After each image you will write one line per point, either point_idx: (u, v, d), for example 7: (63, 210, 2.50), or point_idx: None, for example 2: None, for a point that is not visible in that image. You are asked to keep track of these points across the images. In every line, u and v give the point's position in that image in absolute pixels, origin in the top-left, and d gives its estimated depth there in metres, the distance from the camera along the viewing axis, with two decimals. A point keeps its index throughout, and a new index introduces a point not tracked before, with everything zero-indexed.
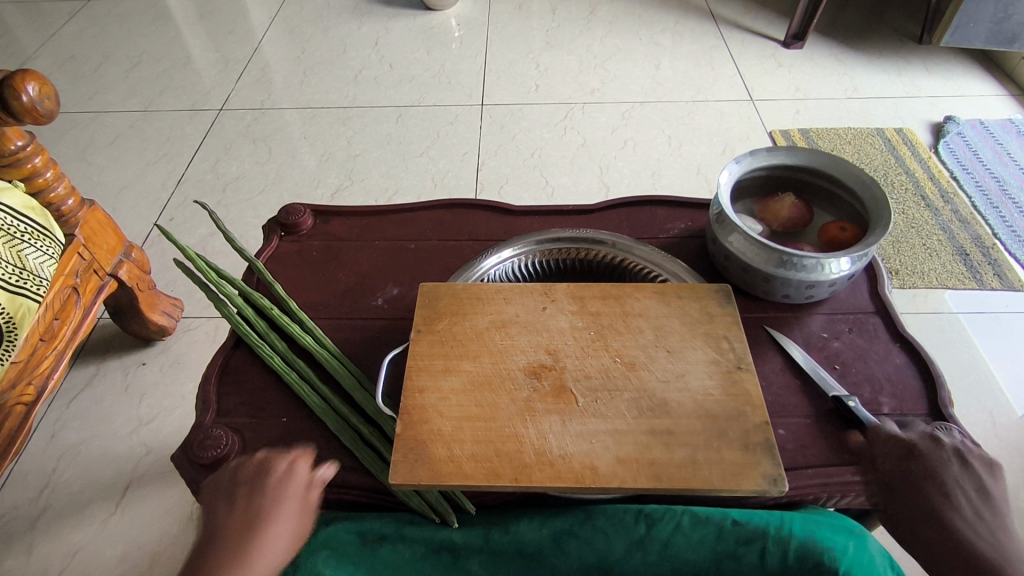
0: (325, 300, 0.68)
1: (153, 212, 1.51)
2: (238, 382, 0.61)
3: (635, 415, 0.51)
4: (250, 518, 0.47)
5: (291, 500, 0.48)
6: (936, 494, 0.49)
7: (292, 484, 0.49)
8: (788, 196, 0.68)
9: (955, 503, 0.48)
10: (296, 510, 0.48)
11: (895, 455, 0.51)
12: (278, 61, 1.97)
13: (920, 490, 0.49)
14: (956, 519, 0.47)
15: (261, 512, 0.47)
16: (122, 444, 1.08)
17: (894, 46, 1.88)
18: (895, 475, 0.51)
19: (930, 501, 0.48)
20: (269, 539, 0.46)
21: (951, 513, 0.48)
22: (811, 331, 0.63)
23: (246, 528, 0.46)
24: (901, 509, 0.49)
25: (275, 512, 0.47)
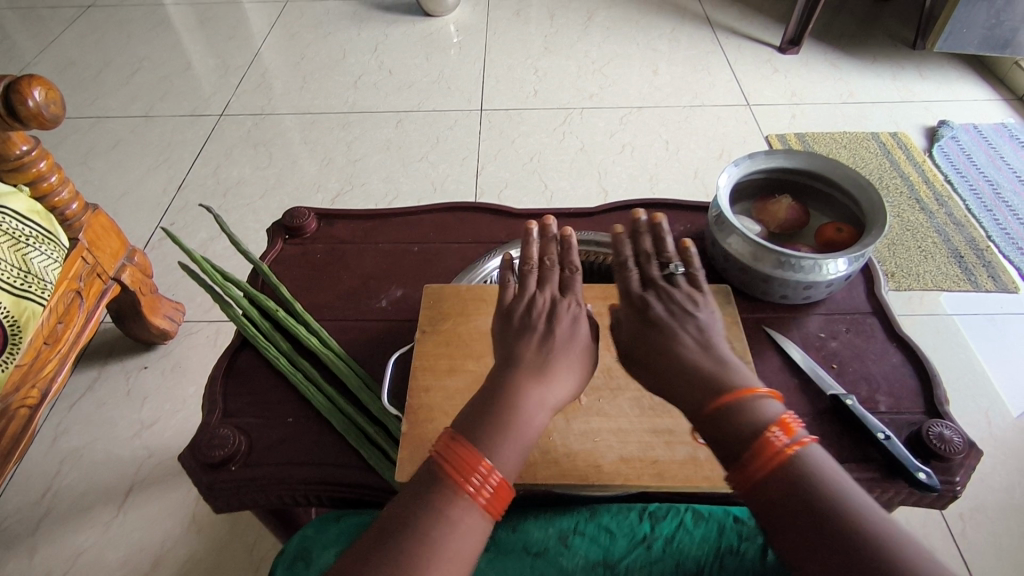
0: (330, 302, 0.69)
1: (154, 217, 1.52)
2: (244, 382, 0.62)
3: (638, 413, 0.52)
4: (538, 359, 0.47)
5: (577, 348, 0.49)
6: (666, 336, 0.48)
7: (576, 333, 0.50)
8: (786, 198, 0.69)
9: (683, 340, 0.48)
10: (580, 357, 0.49)
11: (632, 308, 0.51)
12: (278, 66, 1.99)
13: (653, 336, 0.49)
14: (686, 353, 0.47)
15: (555, 357, 0.48)
16: (124, 447, 1.08)
17: (888, 51, 1.90)
18: (635, 326, 0.50)
19: (663, 344, 0.48)
20: (551, 383, 0.46)
21: (682, 348, 0.47)
22: (809, 331, 0.64)
23: (537, 367, 0.47)
24: (640, 359, 0.49)
25: (563, 358, 0.48)
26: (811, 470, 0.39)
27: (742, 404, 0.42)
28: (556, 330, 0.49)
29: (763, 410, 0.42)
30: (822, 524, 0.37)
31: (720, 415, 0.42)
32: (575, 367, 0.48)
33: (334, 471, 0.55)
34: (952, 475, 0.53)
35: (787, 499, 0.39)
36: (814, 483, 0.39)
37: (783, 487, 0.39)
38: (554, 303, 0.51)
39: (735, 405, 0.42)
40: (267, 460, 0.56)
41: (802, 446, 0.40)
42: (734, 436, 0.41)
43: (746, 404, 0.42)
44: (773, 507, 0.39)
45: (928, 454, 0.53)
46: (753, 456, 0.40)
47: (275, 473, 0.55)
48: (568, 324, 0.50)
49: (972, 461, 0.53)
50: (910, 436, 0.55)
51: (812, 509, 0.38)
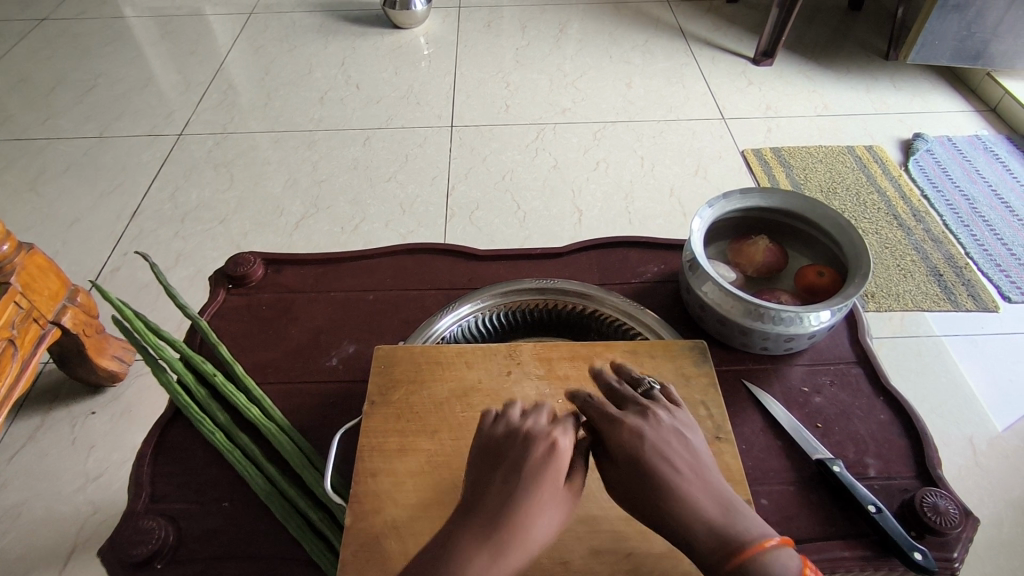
0: (274, 362, 0.63)
1: (107, 245, 1.44)
2: (175, 461, 0.56)
3: (608, 497, 0.47)
4: (496, 509, 0.34)
5: (550, 498, 0.35)
6: (651, 457, 0.37)
7: (555, 475, 0.36)
8: (762, 240, 0.65)
9: (674, 463, 0.36)
10: (553, 514, 0.35)
11: (606, 417, 0.40)
12: (241, 81, 1.91)
13: (637, 455, 0.37)
14: (680, 482, 0.35)
15: (515, 505, 0.35)
16: (67, 503, 1.01)
17: (862, 61, 1.89)
18: (611, 444, 0.39)
19: (649, 468, 0.36)
20: (504, 551, 0.33)
21: (672, 474, 0.36)
22: (792, 384, 0.60)
23: (492, 520, 0.34)
24: (624, 488, 0.37)
25: (526, 509, 0.35)
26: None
27: (771, 567, 0.32)
28: (526, 469, 0.36)
29: (792, 570, 0.31)
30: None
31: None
32: (547, 529, 0.35)
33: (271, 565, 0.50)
34: (948, 550, 0.48)
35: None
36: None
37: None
38: (533, 433, 0.39)
39: (761, 567, 0.31)
40: (197, 553, 0.51)
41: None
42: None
43: (772, 564, 0.32)
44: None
45: (922, 528, 0.49)
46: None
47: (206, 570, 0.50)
48: (541, 462, 0.37)
49: (969, 533, 0.49)
50: (902, 506, 0.51)
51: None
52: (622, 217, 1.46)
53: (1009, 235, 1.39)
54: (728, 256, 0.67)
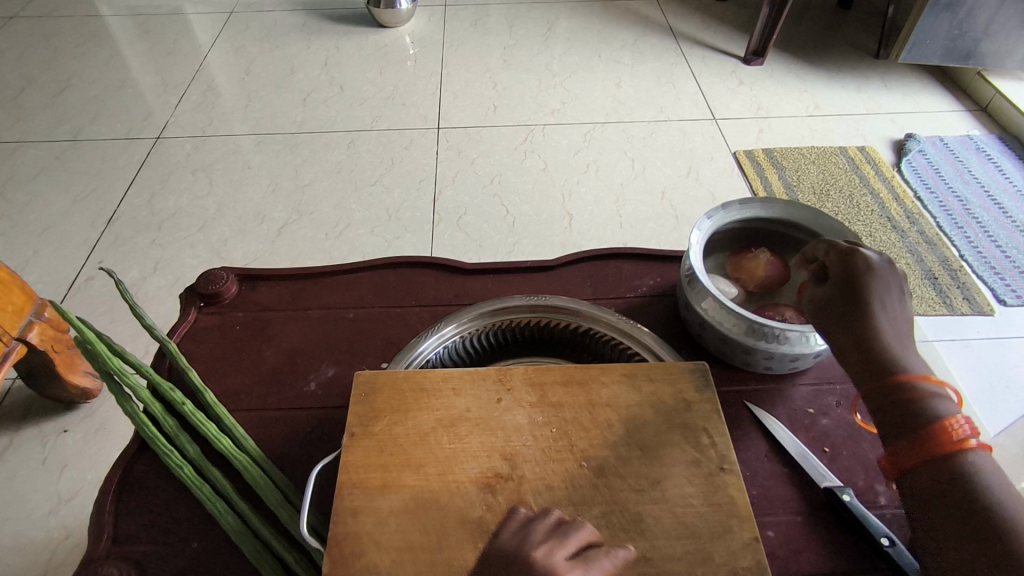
0: (250, 387, 0.60)
1: (80, 254, 1.38)
2: (141, 498, 0.53)
3: (607, 536, 0.43)
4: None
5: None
6: (871, 284, 0.47)
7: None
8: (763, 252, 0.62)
9: (884, 299, 0.46)
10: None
11: (837, 252, 0.50)
12: (221, 83, 1.86)
13: (858, 279, 0.47)
14: (882, 312, 0.46)
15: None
16: (38, 528, 0.96)
17: (852, 61, 1.87)
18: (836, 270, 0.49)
19: (863, 292, 0.47)
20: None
21: (879, 304, 0.46)
22: (796, 406, 0.57)
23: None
24: (835, 297, 0.48)
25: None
26: (976, 473, 0.38)
27: (928, 393, 0.41)
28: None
29: (948, 403, 0.41)
30: (971, 530, 0.36)
31: (903, 392, 0.42)
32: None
33: None
34: None
35: (937, 494, 0.38)
36: (981, 492, 0.37)
37: (936, 479, 0.39)
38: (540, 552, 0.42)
39: (920, 389, 0.42)
40: None
41: (977, 451, 0.39)
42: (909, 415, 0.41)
43: (927, 391, 0.42)
44: (915, 495, 0.40)
45: None
46: (920, 439, 0.40)
47: None
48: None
49: None
50: None
51: (965, 514, 0.37)
52: (614, 221, 1.43)
53: (1003, 237, 1.37)
54: (728, 270, 0.64)
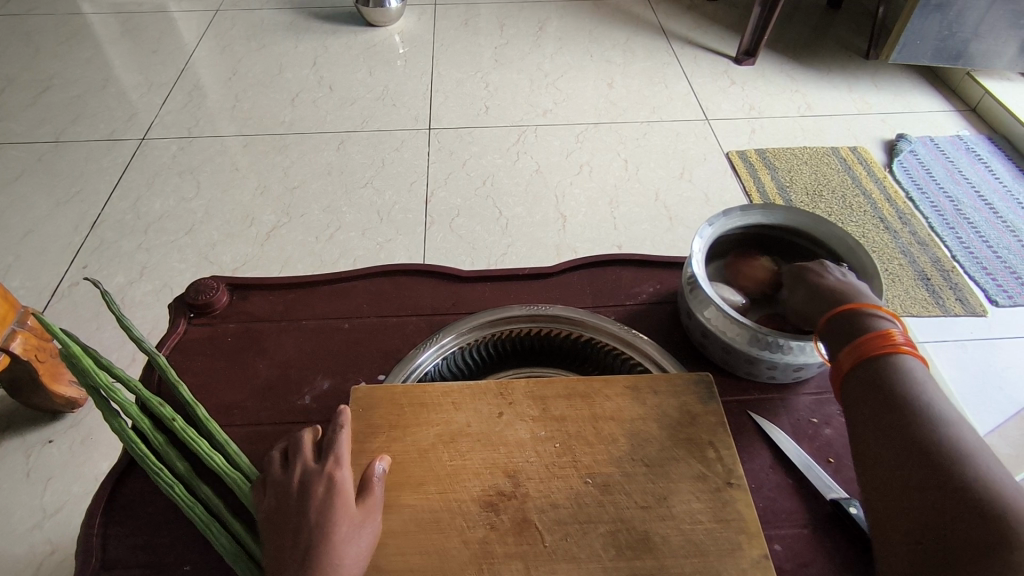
0: (242, 402, 0.58)
1: (64, 259, 1.35)
2: (131, 520, 0.51)
3: (614, 555, 0.43)
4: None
5: (351, 539, 0.42)
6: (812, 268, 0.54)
7: (347, 515, 0.43)
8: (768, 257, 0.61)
9: (828, 271, 0.53)
10: (361, 554, 0.42)
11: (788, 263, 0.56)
12: (207, 82, 1.82)
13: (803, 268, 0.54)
14: (830, 277, 0.52)
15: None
16: (22, 542, 0.93)
17: (842, 60, 1.88)
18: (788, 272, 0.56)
19: (811, 273, 0.53)
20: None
21: (827, 275, 0.52)
22: (800, 416, 0.57)
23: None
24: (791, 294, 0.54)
25: (329, 556, 0.41)
26: (908, 370, 0.43)
27: (870, 318, 0.47)
28: (309, 518, 0.43)
29: (887, 323, 0.46)
30: (894, 413, 0.41)
31: (849, 318, 0.47)
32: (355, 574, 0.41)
33: None
34: None
35: (871, 390, 0.43)
36: (908, 383, 0.42)
37: (871, 377, 0.44)
38: (309, 481, 0.45)
39: (862, 314, 0.47)
40: None
41: (910, 355, 0.44)
42: (852, 334, 0.46)
43: (868, 316, 0.47)
44: (854, 395, 0.44)
45: None
46: (859, 347, 0.45)
47: None
48: (319, 508, 0.43)
49: None
50: None
51: (891, 399, 0.42)
52: (608, 223, 1.42)
53: (993, 237, 1.38)
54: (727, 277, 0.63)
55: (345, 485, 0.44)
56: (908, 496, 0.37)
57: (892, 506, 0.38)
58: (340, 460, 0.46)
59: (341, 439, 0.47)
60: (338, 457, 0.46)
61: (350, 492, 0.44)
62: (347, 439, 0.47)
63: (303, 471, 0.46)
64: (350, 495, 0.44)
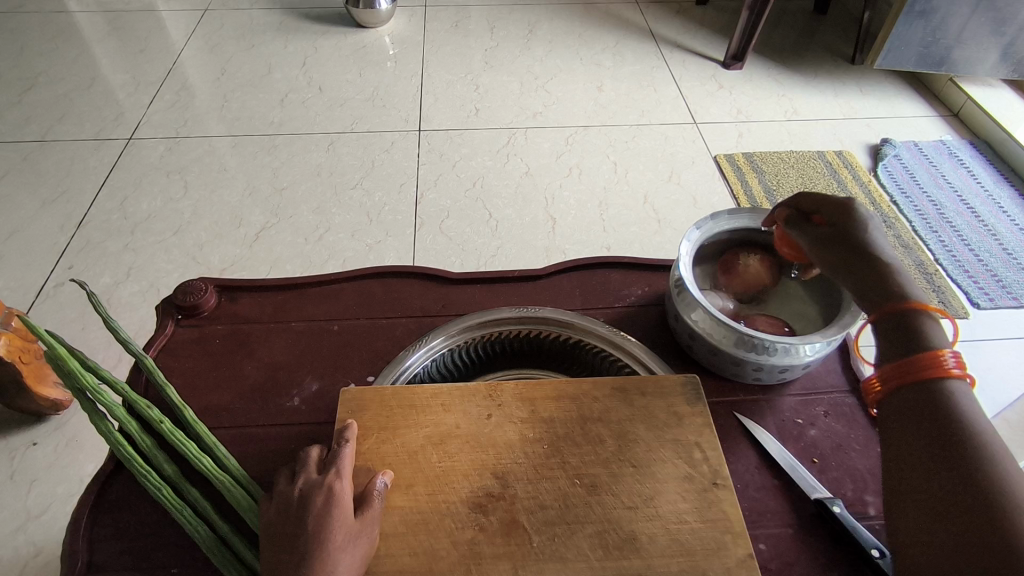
0: (230, 404, 0.58)
1: (49, 259, 1.34)
2: (117, 523, 0.51)
3: (601, 554, 0.43)
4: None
5: (347, 552, 0.41)
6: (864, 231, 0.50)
7: (344, 529, 0.42)
8: (755, 256, 0.62)
9: (880, 240, 0.50)
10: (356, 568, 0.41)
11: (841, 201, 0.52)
12: (195, 82, 1.81)
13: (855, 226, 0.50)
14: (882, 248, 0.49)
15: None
16: (5, 546, 0.92)
17: (828, 65, 1.90)
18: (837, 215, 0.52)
19: (864, 236, 0.50)
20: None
21: (879, 245, 0.49)
22: (785, 417, 0.58)
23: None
24: (834, 242, 0.50)
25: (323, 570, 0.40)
26: (956, 394, 0.41)
27: (920, 324, 0.44)
28: (307, 529, 0.42)
29: (942, 335, 0.43)
30: (934, 439, 0.39)
31: (904, 321, 0.44)
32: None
33: None
34: None
35: (916, 410, 0.41)
36: (954, 408, 0.40)
37: (919, 396, 0.41)
38: (308, 491, 0.44)
39: (916, 321, 0.44)
40: None
41: (958, 375, 0.41)
42: (898, 343, 0.44)
43: (919, 325, 0.44)
44: (896, 411, 0.42)
45: None
46: (902, 364, 0.43)
47: None
48: (318, 519, 0.42)
49: None
50: None
51: (938, 424, 0.39)
52: (597, 225, 1.43)
53: (975, 240, 1.41)
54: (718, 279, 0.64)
55: (343, 497, 0.43)
56: (940, 526, 0.36)
57: (919, 535, 0.37)
58: (341, 472, 0.45)
59: (344, 451, 0.46)
60: (338, 469, 0.45)
61: (349, 504, 0.43)
62: (349, 451, 0.47)
63: (303, 481, 0.45)
64: (349, 508, 0.43)
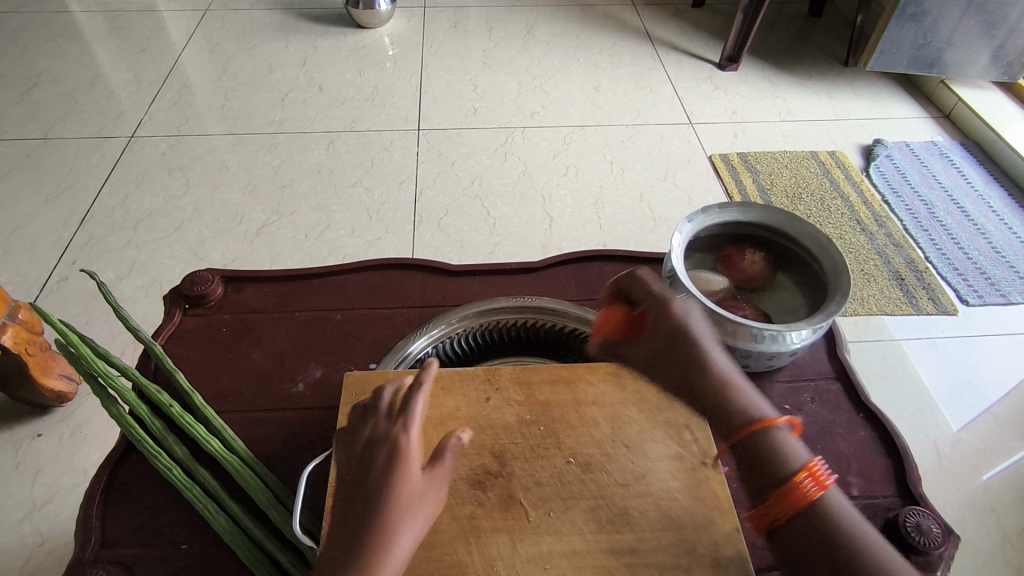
0: (237, 389, 0.60)
1: (52, 255, 1.35)
2: (130, 502, 0.53)
3: (594, 528, 0.45)
4: (350, 538, 0.38)
5: (412, 500, 0.39)
6: (693, 334, 0.49)
7: (409, 477, 0.40)
8: (759, 252, 0.65)
9: (710, 344, 0.49)
10: (420, 518, 0.39)
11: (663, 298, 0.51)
12: (196, 81, 1.83)
13: (681, 330, 0.49)
14: (715, 355, 0.48)
15: (374, 536, 0.38)
16: (11, 535, 0.93)
17: (822, 67, 1.93)
18: (659, 319, 0.50)
19: (694, 343, 0.49)
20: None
21: (710, 352, 0.48)
22: (773, 403, 0.60)
23: (354, 552, 0.37)
24: (668, 359, 0.49)
25: (389, 520, 0.38)
26: (833, 510, 0.39)
27: (781, 439, 0.42)
28: (372, 477, 0.40)
29: (792, 444, 0.42)
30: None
31: (755, 441, 0.42)
32: (413, 537, 0.39)
33: None
34: (931, 569, 0.49)
35: (812, 543, 0.38)
36: (849, 535, 0.38)
37: (808, 525, 0.38)
38: (375, 439, 0.43)
39: (763, 438, 0.42)
40: None
41: (830, 487, 0.40)
42: (764, 472, 0.41)
43: (777, 441, 0.42)
44: (790, 546, 0.39)
45: (907, 548, 0.50)
46: (778, 492, 0.40)
47: None
48: (381, 467, 0.40)
49: (951, 551, 0.50)
50: (885, 526, 0.52)
51: (839, 556, 0.37)
52: (594, 223, 1.45)
53: (965, 239, 1.43)
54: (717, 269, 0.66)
55: (408, 445, 0.41)
56: None
57: None
58: (410, 420, 0.43)
59: (414, 399, 0.44)
60: (408, 418, 0.43)
61: (416, 453, 0.41)
62: (421, 400, 0.44)
63: (372, 428, 0.43)
64: (415, 457, 0.41)
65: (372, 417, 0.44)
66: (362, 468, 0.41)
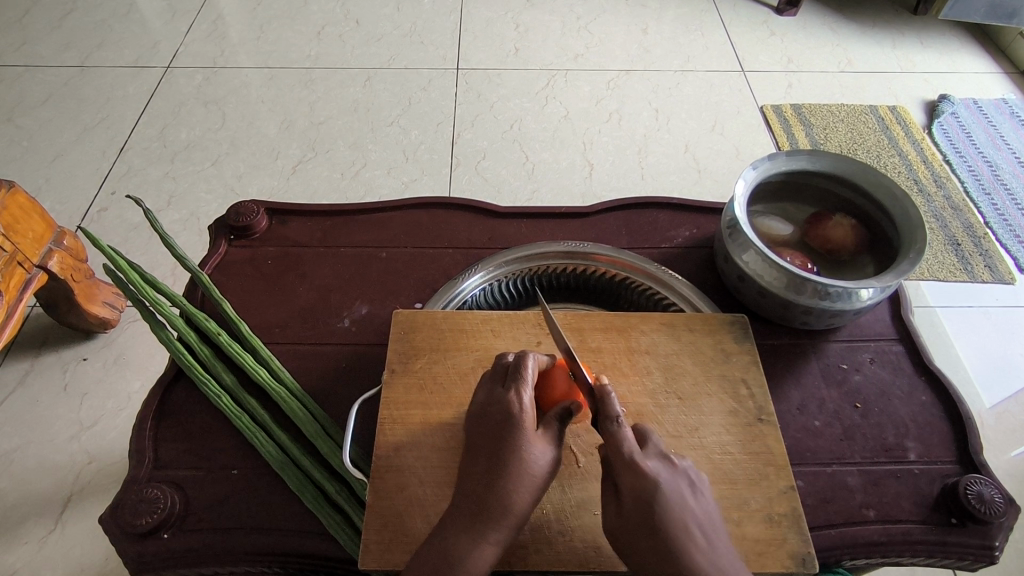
0: (283, 322, 0.60)
1: (93, 185, 1.36)
2: (180, 426, 0.53)
3: None
4: (478, 492, 0.39)
5: (534, 463, 0.40)
6: (670, 515, 0.38)
7: (528, 440, 0.40)
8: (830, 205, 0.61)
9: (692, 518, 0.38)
10: (541, 480, 0.40)
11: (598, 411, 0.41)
12: (232, 12, 1.78)
13: (652, 508, 0.38)
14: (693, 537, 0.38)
15: (501, 493, 0.39)
16: (61, 452, 0.96)
17: (889, 14, 1.79)
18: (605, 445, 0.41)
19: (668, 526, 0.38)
20: (495, 523, 0.38)
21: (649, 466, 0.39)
22: (831, 362, 0.58)
23: (485, 508, 0.38)
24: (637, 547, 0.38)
25: (510, 484, 0.39)
26: None
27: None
28: (491, 436, 0.41)
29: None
30: None
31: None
32: (534, 496, 0.40)
33: (281, 536, 0.48)
34: (991, 539, 0.49)
35: None
36: None
37: None
38: (494, 400, 0.42)
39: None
40: (206, 523, 0.49)
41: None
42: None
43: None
44: None
45: (966, 515, 0.49)
46: None
47: (218, 540, 0.48)
48: (501, 429, 0.40)
49: (1011, 521, 0.50)
50: (944, 491, 0.51)
51: None
52: (635, 172, 1.41)
53: None
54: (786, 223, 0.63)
55: (525, 410, 0.41)
56: None
57: None
58: (523, 385, 0.42)
59: (524, 365, 0.43)
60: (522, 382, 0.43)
61: (530, 417, 0.41)
62: (532, 366, 0.44)
63: (490, 391, 0.44)
64: (531, 420, 0.41)
65: (489, 382, 0.44)
66: (486, 429, 0.41)
